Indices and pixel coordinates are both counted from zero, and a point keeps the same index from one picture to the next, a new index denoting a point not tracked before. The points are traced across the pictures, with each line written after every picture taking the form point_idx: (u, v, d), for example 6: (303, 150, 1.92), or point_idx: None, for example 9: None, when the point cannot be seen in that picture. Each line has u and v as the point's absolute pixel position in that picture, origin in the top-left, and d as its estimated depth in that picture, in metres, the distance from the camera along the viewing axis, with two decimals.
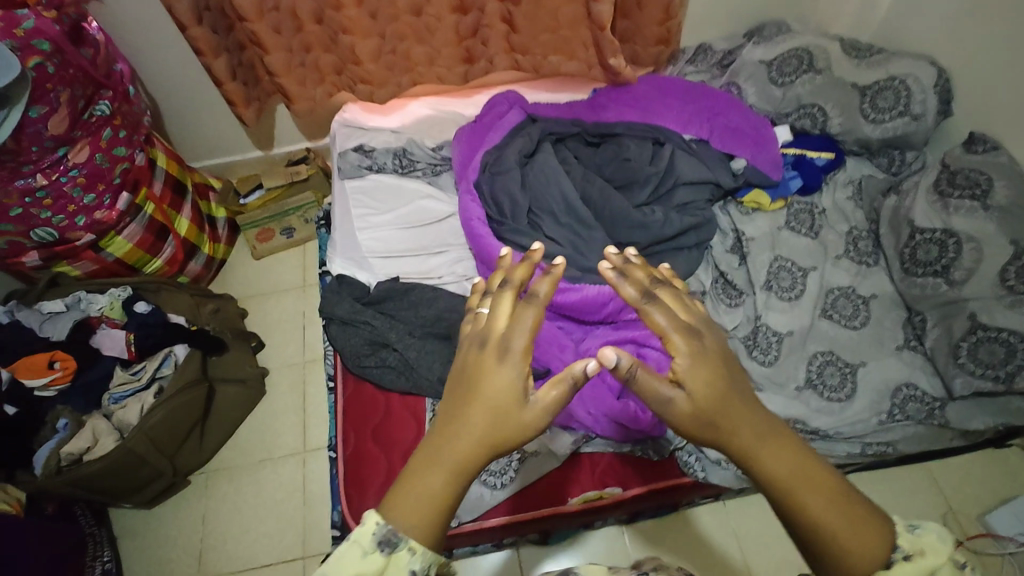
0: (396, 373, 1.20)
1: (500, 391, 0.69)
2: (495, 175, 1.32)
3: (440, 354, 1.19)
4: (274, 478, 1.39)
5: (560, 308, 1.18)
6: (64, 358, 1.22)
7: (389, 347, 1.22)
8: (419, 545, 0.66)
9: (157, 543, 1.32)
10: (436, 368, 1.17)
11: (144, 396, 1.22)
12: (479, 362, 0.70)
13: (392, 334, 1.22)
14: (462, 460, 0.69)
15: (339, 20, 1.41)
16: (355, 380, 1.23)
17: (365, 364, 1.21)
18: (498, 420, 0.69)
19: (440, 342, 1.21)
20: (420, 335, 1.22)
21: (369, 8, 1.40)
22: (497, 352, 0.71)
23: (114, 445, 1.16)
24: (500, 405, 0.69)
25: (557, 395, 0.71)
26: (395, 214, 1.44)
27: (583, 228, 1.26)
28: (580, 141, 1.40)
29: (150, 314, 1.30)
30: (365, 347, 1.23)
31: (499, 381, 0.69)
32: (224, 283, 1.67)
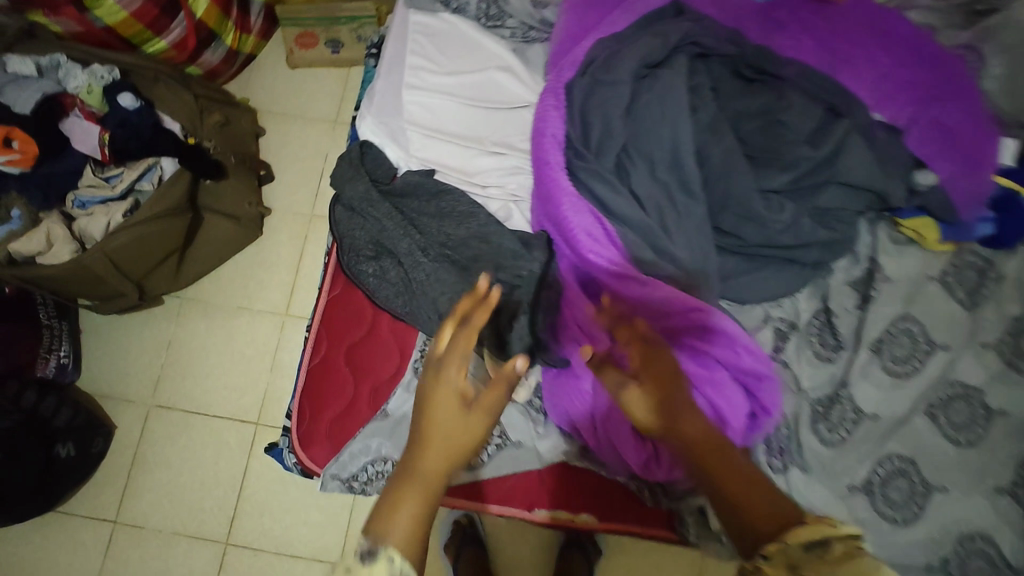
0: (386, 293, 0.99)
1: (450, 403, 0.59)
2: (596, 83, 0.96)
3: (446, 291, 0.95)
4: (247, 331, 1.27)
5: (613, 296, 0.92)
6: (24, 141, 1.03)
7: (391, 259, 0.99)
8: (402, 552, 0.54)
9: (116, 354, 1.26)
10: (438, 308, 0.95)
11: (113, 211, 1.05)
12: (424, 377, 0.60)
13: (399, 244, 0.98)
14: (423, 477, 0.58)
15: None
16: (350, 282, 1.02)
17: (358, 267, 1.00)
18: (459, 436, 0.58)
19: (450, 279, 0.95)
20: (435, 259, 0.97)
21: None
22: (437, 371, 0.60)
23: (69, 257, 1.02)
24: (449, 425, 0.58)
25: (502, 398, 0.61)
26: (456, 80, 1.10)
27: (682, 196, 0.93)
28: (730, 68, 1.00)
29: (135, 114, 1.08)
30: (367, 248, 1.00)
31: (440, 392, 0.59)
32: (246, 86, 1.40)
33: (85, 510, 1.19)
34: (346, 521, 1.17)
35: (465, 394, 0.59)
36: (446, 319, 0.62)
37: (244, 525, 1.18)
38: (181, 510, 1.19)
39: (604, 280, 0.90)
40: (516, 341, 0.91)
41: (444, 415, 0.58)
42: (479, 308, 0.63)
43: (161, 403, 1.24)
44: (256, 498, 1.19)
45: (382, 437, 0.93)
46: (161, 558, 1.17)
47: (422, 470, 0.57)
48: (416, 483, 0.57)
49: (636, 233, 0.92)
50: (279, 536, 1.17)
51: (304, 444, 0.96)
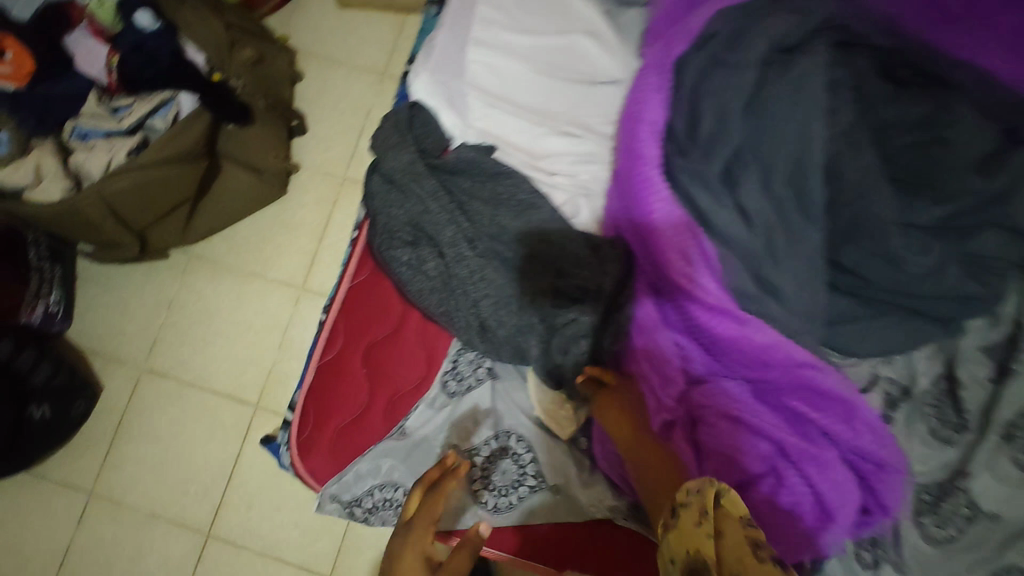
0: (421, 287, 0.83)
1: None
2: (715, 63, 0.78)
3: (492, 296, 0.80)
4: (257, 301, 1.12)
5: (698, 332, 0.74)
6: (19, 52, 0.91)
7: (430, 248, 0.83)
8: None
9: (113, 308, 1.13)
10: (481, 312, 0.80)
11: (117, 149, 0.90)
12: (391, 552, 0.57)
13: (442, 232, 0.82)
14: None
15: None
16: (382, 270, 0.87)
17: (389, 252, 0.84)
18: None
19: (499, 282, 0.80)
20: (481, 256, 0.81)
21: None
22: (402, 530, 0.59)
23: (62, 199, 0.88)
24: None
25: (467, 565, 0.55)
26: (532, 42, 0.91)
27: (799, 218, 0.74)
28: (879, 64, 0.80)
29: (153, 37, 0.95)
30: (406, 233, 0.84)
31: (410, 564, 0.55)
32: (288, 23, 1.23)
33: (58, 476, 1.07)
34: (342, 530, 1.04)
35: (425, 561, 0.56)
36: (415, 486, 0.65)
37: (228, 518, 1.05)
38: (162, 491, 1.06)
39: (690, 312, 0.74)
40: (570, 367, 0.79)
41: None
42: (447, 475, 0.65)
43: (155, 368, 1.11)
44: (246, 489, 1.06)
45: (395, 460, 0.81)
46: (134, 540, 1.05)
47: None
48: None
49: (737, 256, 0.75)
50: (267, 536, 1.04)
51: (303, 451, 0.84)
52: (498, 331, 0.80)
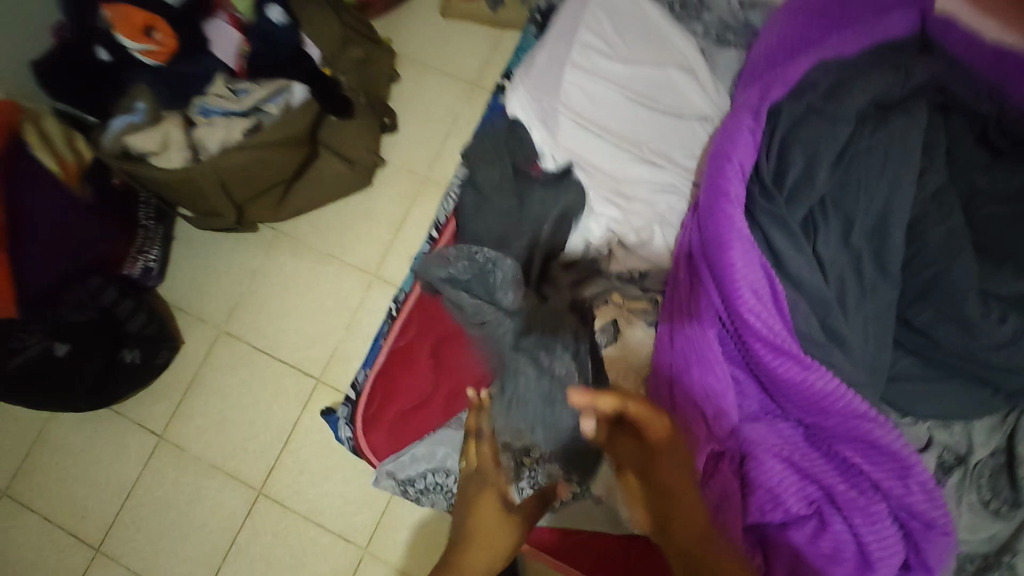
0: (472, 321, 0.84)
1: (492, 515, 0.69)
2: (812, 112, 0.81)
3: (548, 329, 0.77)
4: (332, 281, 1.20)
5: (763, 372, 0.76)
6: (166, 33, 1.00)
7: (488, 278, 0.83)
8: None
9: (203, 270, 1.22)
10: (533, 356, 0.76)
11: (236, 126, 0.99)
12: (469, 489, 0.72)
13: (498, 271, 0.83)
14: None
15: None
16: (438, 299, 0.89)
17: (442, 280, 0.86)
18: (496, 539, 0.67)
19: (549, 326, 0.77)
20: (532, 302, 0.82)
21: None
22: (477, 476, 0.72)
23: (181, 165, 0.96)
24: (494, 523, 0.68)
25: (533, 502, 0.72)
26: (629, 70, 0.96)
27: (876, 273, 0.77)
28: (976, 131, 0.81)
29: (280, 29, 1.04)
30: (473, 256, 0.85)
31: (483, 493, 0.70)
32: (392, 26, 1.31)
33: (136, 416, 1.16)
34: (381, 508, 1.09)
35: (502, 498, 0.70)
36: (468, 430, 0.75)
37: (279, 480, 1.12)
38: (223, 445, 1.14)
39: (754, 350, 0.75)
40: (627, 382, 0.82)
41: (485, 520, 0.68)
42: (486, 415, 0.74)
43: (232, 331, 1.19)
44: (301, 454, 1.13)
45: (450, 448, 0.84)
46: (194, 486, 1.13)
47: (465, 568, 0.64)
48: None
49: (806, 303, 0.76)
50: (314, 501, 1.10)
51: (367, 427, 0.91)
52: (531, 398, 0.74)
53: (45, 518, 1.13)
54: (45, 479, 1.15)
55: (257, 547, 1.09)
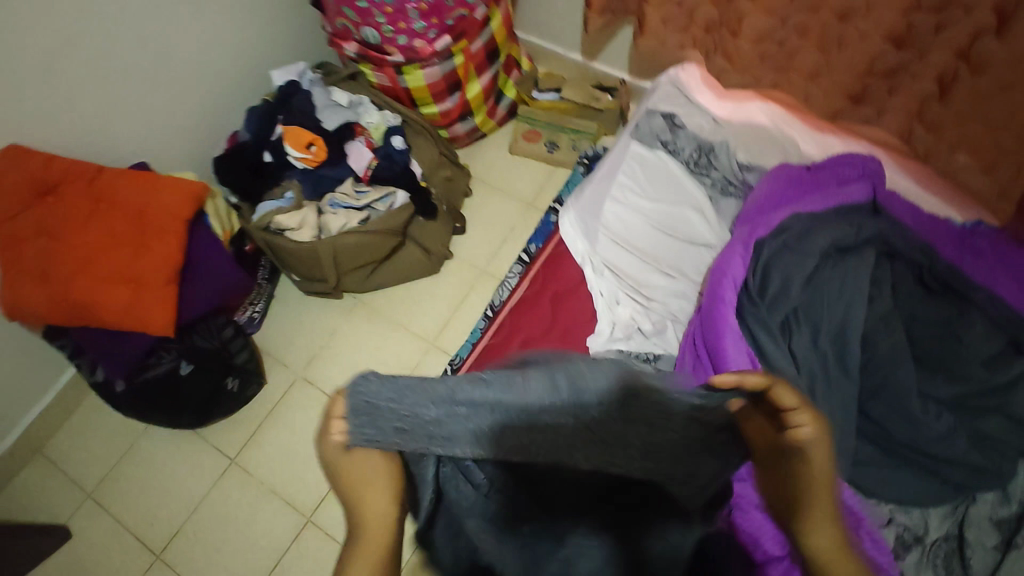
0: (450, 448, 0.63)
1: (363, 465, 0.62)
2: (787, 248, 1.08)
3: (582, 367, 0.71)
4: (397, 345, 1.45)
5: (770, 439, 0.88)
6: (319, 146, 1.32)
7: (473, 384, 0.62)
8: None
9: (292, 325, 1.48)
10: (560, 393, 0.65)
11: (353, 217, 1.30)
12: (329, 459, 0.61)
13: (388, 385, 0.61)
14: (371, 522, 0.61)
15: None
16: (330, 452, 0.61)
17: (335, 419, 0.60)
18: (378, 477, 0.62)
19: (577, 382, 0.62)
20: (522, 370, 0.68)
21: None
22: (339, 446, 0.61)
23: (309, 240, 1.27)
24: (375, 474, 0.62)
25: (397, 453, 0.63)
26: (653, 205, 1.27)
27: (837, 370, 0.99)
28: (915, 275, 1.07)
29: (399, 152, 1.35)
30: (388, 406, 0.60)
31: (331, 460, 0.61)
32: (470, 155, 1.68)
33: (214, 439, 1.36)
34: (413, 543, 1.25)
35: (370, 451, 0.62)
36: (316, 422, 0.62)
37: (327, 510, 1.28)
38: (284, 473, 1.33)
39: None
40: None
41: (363, 475, 0.62)
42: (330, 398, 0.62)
43: (308, 377, 1.43)
44: None
45: None
46: (252, 506, 1.30)
47: (368, 514, 0.61)
48: (371, 530, 0.61)
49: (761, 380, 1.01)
50: None
51: None
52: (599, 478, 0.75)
53: (119, 521, 1.30)
54: (127, 487, 1.33)
55: (299, 569, 1.24)
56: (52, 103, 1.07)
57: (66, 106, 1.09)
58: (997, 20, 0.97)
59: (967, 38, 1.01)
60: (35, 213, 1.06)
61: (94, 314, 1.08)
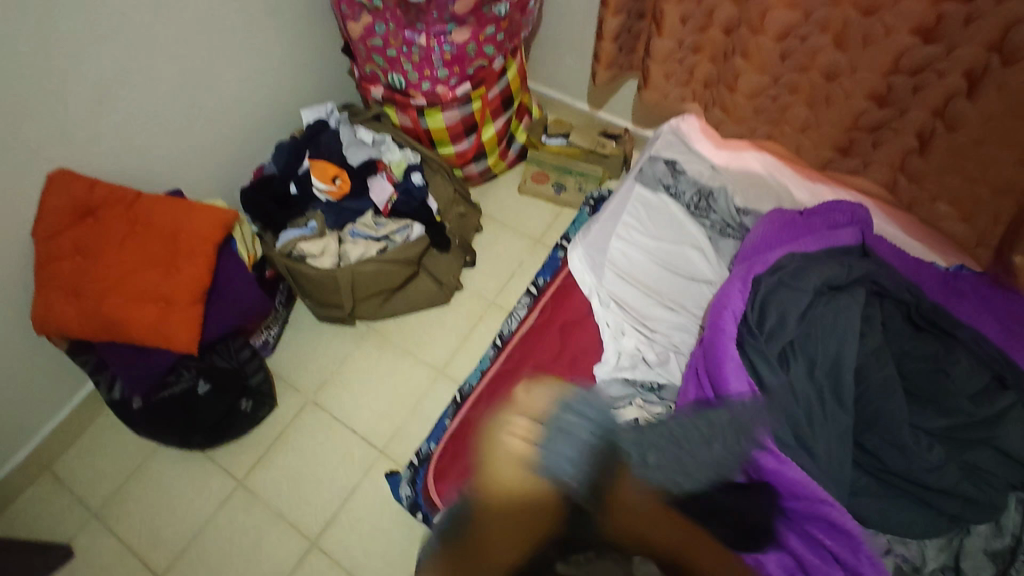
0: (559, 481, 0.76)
1: (518, 477, 0.76)
2: (783, 283, 1.15)
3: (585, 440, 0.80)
4: (407, 373, 1.49)
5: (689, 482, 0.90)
6: (345, 180, 1.40)
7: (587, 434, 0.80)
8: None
9: (304, 350, 1.52)
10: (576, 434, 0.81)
11: (372, 247, 1.38)
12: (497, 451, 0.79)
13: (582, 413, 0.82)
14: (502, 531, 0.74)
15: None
16: (504, 444, 0.79)
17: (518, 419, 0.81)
18: (529, 499, 0.75)
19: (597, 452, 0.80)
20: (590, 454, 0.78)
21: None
22: (511, 448, 0.78)
23: (330, 268, 1.34)
24: (525, 494, 0.75)
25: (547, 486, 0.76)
26: (655, 243, 1.35)
27: (832, 400, 1.05)
28: (902, 313, 1.14)
29: (417, 188, 1.43)
30: (582, 434, 0.79)
31: (500, 452, 0.78)
32: (481, 194, 1.77)
33: (222, 461, 1.38)
34: None
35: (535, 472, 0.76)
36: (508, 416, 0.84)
37: (333, 534, 1.29)
38: (291, 498, 1.34)
39: (744, 446, 0.99)
40: None
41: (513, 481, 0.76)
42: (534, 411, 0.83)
43: (319, 402, 1.45)
44: (355, 514, 1.32)
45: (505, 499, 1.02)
46: (257, 530, 1.31)
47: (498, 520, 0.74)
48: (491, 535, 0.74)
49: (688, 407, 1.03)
50: (359, 558, 1.27)
51: (437, 478, 1.19)
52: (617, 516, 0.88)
53: (123, 543, 1.30)
54: (132, 508, 1.33)
55: None
56: (101, 132, 1.14)
57: (111, 134, 1.17)
58: (966, 84, 1.08)
59: (941, 97, 1.12)
60: (74, 236, 1.13)
61: (124, 330, 1.14)
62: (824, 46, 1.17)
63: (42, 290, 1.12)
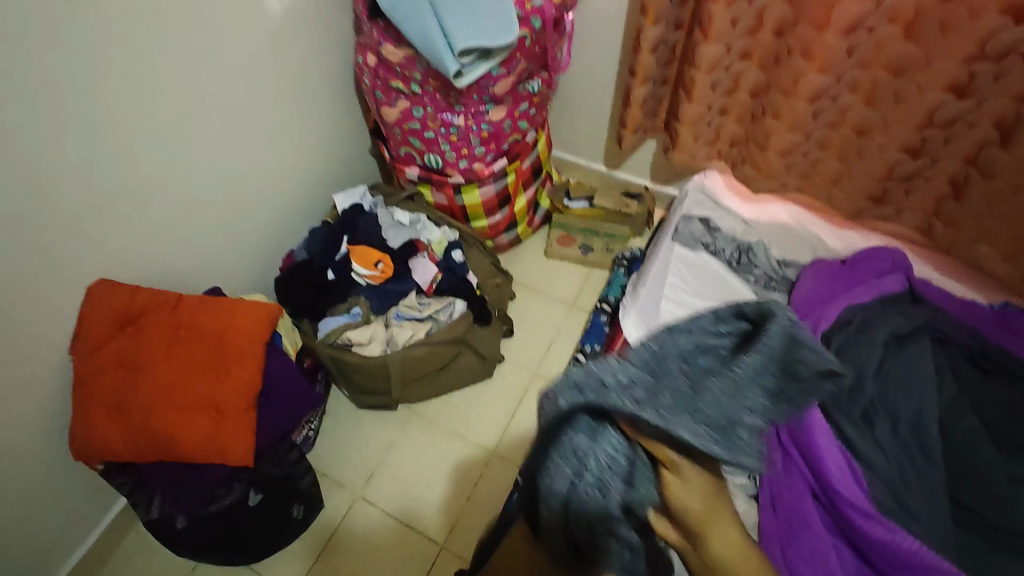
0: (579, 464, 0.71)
1: None
2: (853, 340, 1.16)
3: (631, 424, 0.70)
4: (457, 455, 1.42)
5: (697, 428, 0.67)
6: (387, 263, 1.36)
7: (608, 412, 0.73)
8: None
9: (345, 441, 1.45)
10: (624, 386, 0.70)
11: (418, 329, 1.33)
12: None
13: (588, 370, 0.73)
14: None
15: (809, 38, 1.13)
16: None
17: None
18: None
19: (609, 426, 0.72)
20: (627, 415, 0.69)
21: (854, 41, 1.11)
22: None
23: (379, 355, 1.30)
24: None
25: None
26: (704, 303, 1.35)
27: (921, 457, 1.04)
28: (969, 358, 1.14)
29: (460, 265, 1.41)
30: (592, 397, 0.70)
31: None
32: (508, 260, 1.75)
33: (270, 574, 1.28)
34: None
35: None
36: None
37: None
38: None
39: (848, 517, 0.99)
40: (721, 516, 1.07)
41: None
42: None
43: (368, 497, 1.37)
44: None
45: None
46: None
47: None
48: None
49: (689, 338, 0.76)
50: None
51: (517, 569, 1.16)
52: (604, 454, 0.71)
53: None
54: None
55: None
56: (141, 239, 1.10)
57: (147, 240, 1.11)
58: (999, 134, 1.12)
59: (974, 147, 1.16)
60: (115, 345, 1.06)
61: (172, 443, 1.06)
62: (855, 105, 1.21)
63: (84, 407, 1.04)
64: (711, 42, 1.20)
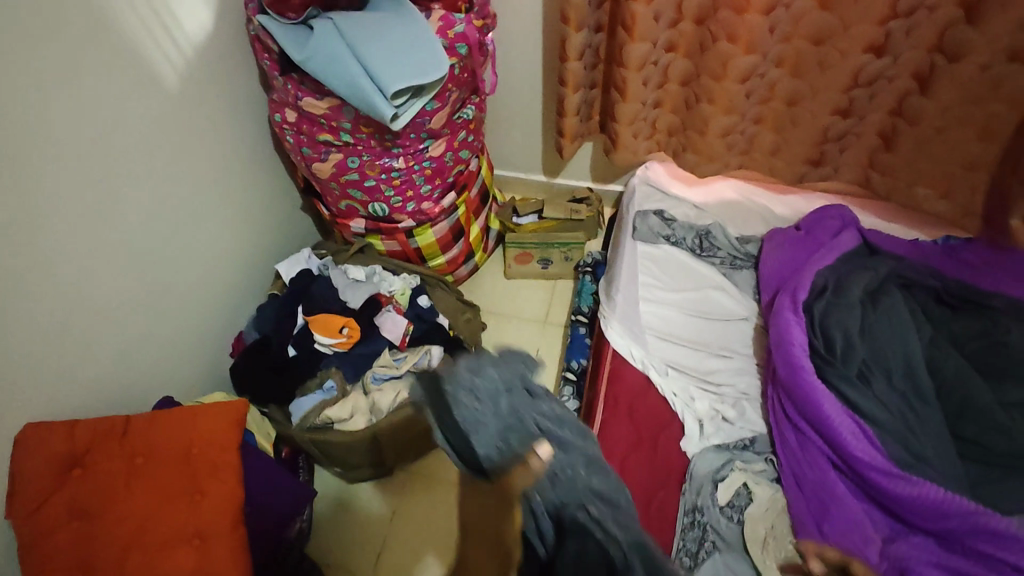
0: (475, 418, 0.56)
1: None
2: (832, 304, 1.18)
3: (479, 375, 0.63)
4: None
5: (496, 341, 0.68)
6: (352, 326, 1.27)
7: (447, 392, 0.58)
8: None
9: (343, 521, 1.33)
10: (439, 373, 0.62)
11: (400, 387, 1.21)
12: None
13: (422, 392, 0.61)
14: None
15: (732, 22, 1.15)
16: None
17: None
18: None
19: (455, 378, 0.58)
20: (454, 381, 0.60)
21: (775, 20, 1.14)
22: None
23: (364, 427, 1.18)
24: None
25: None
26: (680, 296, 1.34)
27: (920, 404, 1.07)
28: (933, 296, 1.21)
29: (427, 310, 1.34)
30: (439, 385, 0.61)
31: None
32: (469, 290, 1.69)
33: None
34: None
35: None
36: None
37: None
38: None
39: (873, 480, 0.99)
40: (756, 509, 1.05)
41: None
42: None
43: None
44: None
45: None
46: None
47: None
48: None
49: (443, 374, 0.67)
50: None
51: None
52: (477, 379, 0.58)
53: None
54: None
55: None
56: (68, 365, 0.95)
57: (74, 363, 0.97)
58: (918, 83, 1.18)
59: (897, 98, 1.22)
60: (62, 496, 0.91)
61: None
62: (782, 78, 1.24)
63: None
64: (637, 40, 1.20)
